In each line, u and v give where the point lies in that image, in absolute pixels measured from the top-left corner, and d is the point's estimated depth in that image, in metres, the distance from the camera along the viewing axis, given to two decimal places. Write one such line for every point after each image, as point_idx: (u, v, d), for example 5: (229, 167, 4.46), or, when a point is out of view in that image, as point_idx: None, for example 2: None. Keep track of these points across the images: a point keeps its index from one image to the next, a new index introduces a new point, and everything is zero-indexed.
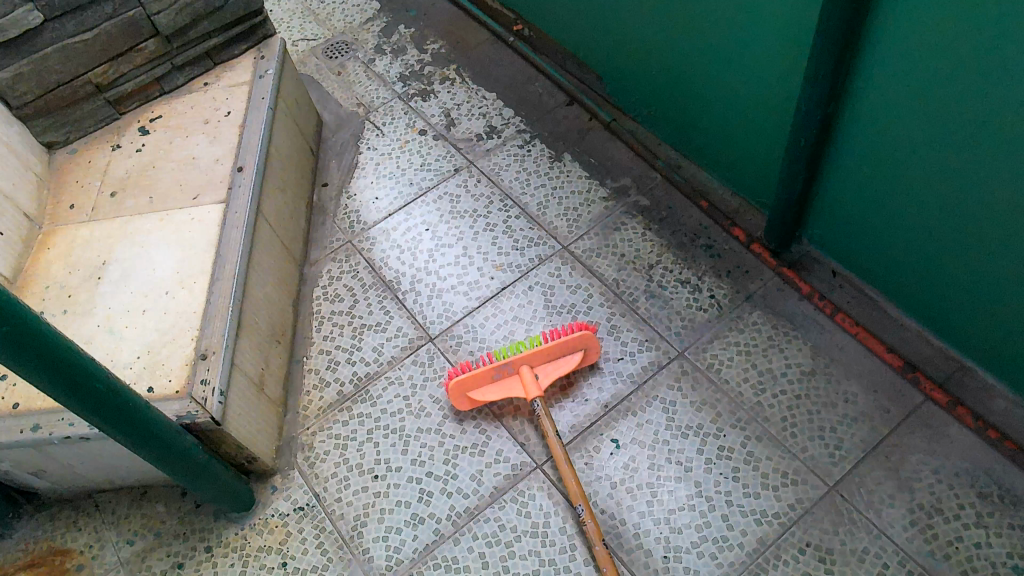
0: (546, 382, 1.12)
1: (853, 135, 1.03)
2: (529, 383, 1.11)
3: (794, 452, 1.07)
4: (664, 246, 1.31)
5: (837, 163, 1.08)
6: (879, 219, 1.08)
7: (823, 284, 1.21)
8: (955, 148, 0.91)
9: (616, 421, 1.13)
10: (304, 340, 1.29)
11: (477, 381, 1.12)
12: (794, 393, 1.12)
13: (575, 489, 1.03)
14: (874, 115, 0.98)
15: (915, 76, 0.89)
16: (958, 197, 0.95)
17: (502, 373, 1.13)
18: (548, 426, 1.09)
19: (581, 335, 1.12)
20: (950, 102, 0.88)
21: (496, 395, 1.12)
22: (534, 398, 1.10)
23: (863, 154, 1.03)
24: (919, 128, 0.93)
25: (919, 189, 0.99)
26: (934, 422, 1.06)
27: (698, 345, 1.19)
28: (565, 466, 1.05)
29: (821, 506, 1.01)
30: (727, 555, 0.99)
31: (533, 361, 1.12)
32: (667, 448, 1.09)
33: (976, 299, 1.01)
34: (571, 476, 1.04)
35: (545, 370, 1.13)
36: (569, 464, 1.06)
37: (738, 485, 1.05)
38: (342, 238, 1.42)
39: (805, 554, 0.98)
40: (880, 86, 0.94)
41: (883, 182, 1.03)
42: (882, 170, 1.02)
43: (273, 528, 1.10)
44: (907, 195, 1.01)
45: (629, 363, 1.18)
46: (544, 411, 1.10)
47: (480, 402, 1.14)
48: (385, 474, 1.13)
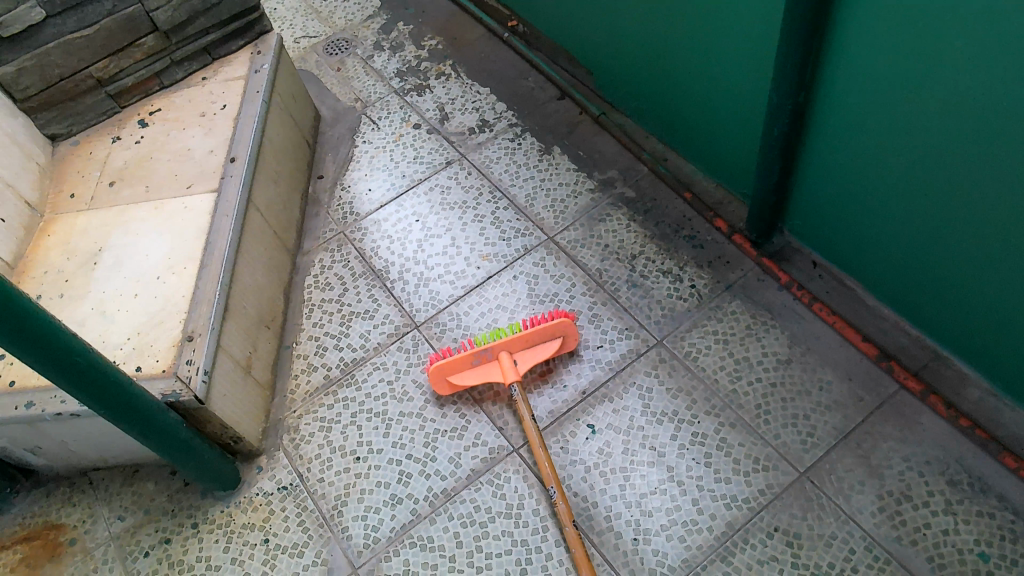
0: (524, 368, 1.14)
1: (827, 124, 1.04)
2: (507, 369, 1.13)
3: (766, 438, 1.08)
4: (647, 237, 1.33)
5: (813, 153, 1.09)
6: (853, 209, 1.09)
7: (804, 274, 1.22)
8: (921, 133, 0.92)
9: (593, 406, 1.15)
10: (294, 326, 1.33)
11: (456, 365, 1.14)
12: (770, 381, 1.13)
13: (548, 473, 1.05)
14: (846, 104, 0.99)
15: (879, 62, 0.90)
16: (930, 185, 0.95)
17: (482, 359, 1.15)
18: (524, 410, 1.11)
19: (560, 322, 1.14)
20: (913, 86, 0.89)
21: (475, 380, 1.14)
22: (511, 382, 1.12)
23: (838, 144, 1.04)
24: (890, 115, 0.94)
25: (892, 178, 1.00)
26: (907, 410, 1.06)
27: (676, 333, 1.20)
28: (540, 449, 1.07)
29: (791, 491, 1.02)
30: (696, 538, 1.01)
31: (512, 347, 1.15)
32: (641, 433, 1.11)
33: (949, 285, 1.01)
34: (545, 459, 1.06)
35: (523, 357, 1.15)
36: (544, 448, 1.08)
37: (710, 470, 1.06)
38: (335, 228, 1.46)
39: (772, 538, 0.99)
40: (849, 75, 0.95)
41: (855, 170, 1.04)
42: (856, 159, 1.03)
43: (258, 507, 1.13)
44: (881, 183, 1.02)
45: (608, 350, 1.20)
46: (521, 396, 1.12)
47: (459, 387, 1.17)
48: (367, 456, 1.16)
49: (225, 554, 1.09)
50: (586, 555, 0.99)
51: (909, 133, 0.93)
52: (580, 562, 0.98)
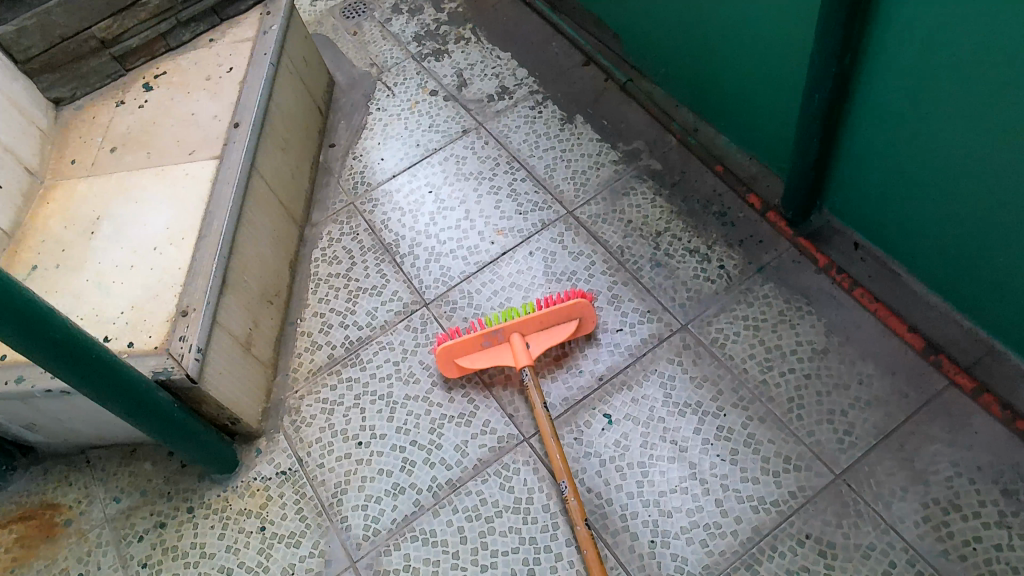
0: (537, 352, 1.07)
1: (869, 90, 0.93)
2: (519, 352, 1.06)
3: (799, 435, 0.99)
4: (674, 213, 1.23)
5: (856, 123, 0.99)
6: (901, 186, 0.99)
7: (844, 256, 1.12)
8: (986, 105, 0.81)
9: (611, 394, 1.07)
10: (299, 302, 1.27)
11: (466, 347, 1.07)
12: (804, 373, 1.04)
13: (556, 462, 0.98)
14: (897, 69, 0.88)
15: (940, 24, 0.79)
16: (982, 163, 0.86)
17: (494, 342, 1.08)
18: (536, 397, 1.04)
19: (575, 301, 1.06)
20: (980, 54, 0.78)
21: (487, 364, 1.07)
22: (523, 367, 1.05)
23: (882, 113, 0.94)
24: (950, 85, 0.83)
25: (947, 153, 0.89)
26: (956, 409, 0.97)
27: (703, 318, 1.11)
28: (550, 438, 1.00)
29: (824, 496, 0.94)
30: (719, 543, 0.92)
31: (526, 329, 1.07)
32: (662, 425, 1.03)
33: (1006, 276, 0.92)
34: (557, 450, 0.99)
35: (537, 339, 1.08)
36: (556, 437, 1.01)
37: (736, 468, 0.98)
38: (344, 200, 1.39)
39: (804, 547, 0.90)
40: (901, 37, 0.85)
41: (905, 143, 0.94)
42: (906, 130, 0.92)
43: (255, 492, 1.08)
44: (933, 159, 0.92)
45: (628, 334, 1.12)
46: (535, 378, 1.05)
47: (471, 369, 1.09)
48: (369, 442, 1.09)
49: (221, 541, 1.04)
50: (598, 557, 0.92)
51: (964, 103, 0.83)
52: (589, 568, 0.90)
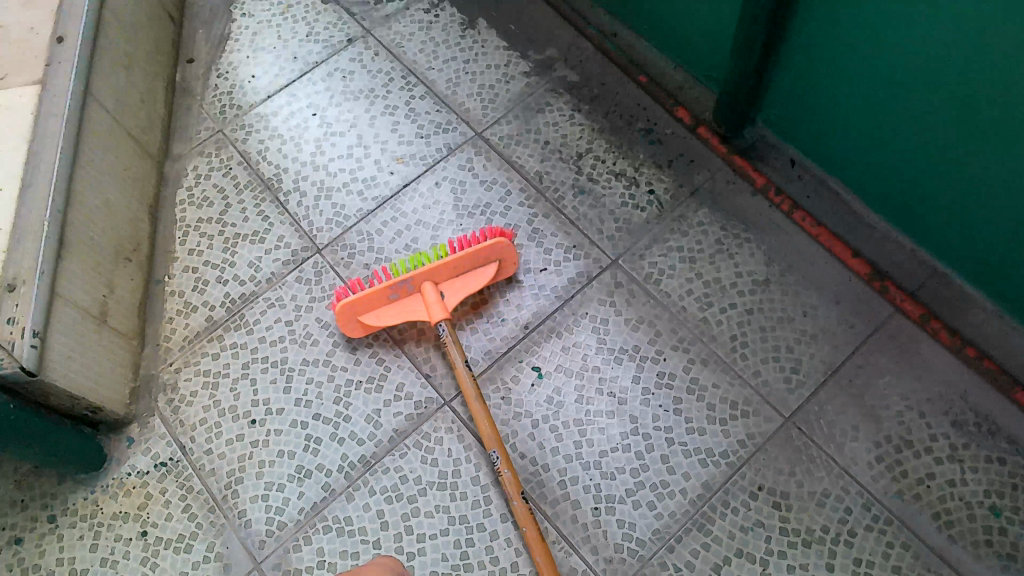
0: (453, 302, 0.93)
1: None
2: (432, 305, 0.91)
3: (745, 378, 0.91)
4: (595, 130, 1.09)
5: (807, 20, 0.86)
6: (850, 96, 0.88)
7: (781, 175, 1.01)
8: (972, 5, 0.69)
9: (539, 343, 0.95)
10: (164, 256, 1.07)
11: (371, 303, 0.92)
12: (746, 308, 0.95)
13: (487, 430, 0.86)
14: None
15: None
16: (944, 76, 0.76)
17: (403, 295, 0.93)
18: (455, 355, 0.90)
19: (493, 243, 0.92)
20: None
21: (397, 320, 0.93)
22: (438, 322, 0.91)
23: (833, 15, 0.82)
24: None
25: (912, 60, 0.78)
26: (904, 338, 0.92)
27: (633, 251, 0.99)
28: (476, 403, 0.88)
29: (775, 442, 0.88)
30: (668, 504, 0.86)
31: (440, 278, 0.93)
32: (597, 376, 0.93)
33: (960, 199, 0.84)
34: (482, 415, 0.87)
35: (453, 288, 0.94)
36: (481, 400, 0.89)
37: (680, 419, 0.90)
38: (211, 127, 1.16)
39: (756, 500, 0.86)
40: None
41: (862, 46, 0.82)
42: (866, 30, 0.80)
43: (130, 491, 0.91)
44: (893, 66, 0.80)
45: (554, 275, 0.99)
46: (455, 333, 0.92)
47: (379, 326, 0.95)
48: (264, 419, 0.94)
49: (94, 553, 0.88)
50: (538, 533, 0.83)
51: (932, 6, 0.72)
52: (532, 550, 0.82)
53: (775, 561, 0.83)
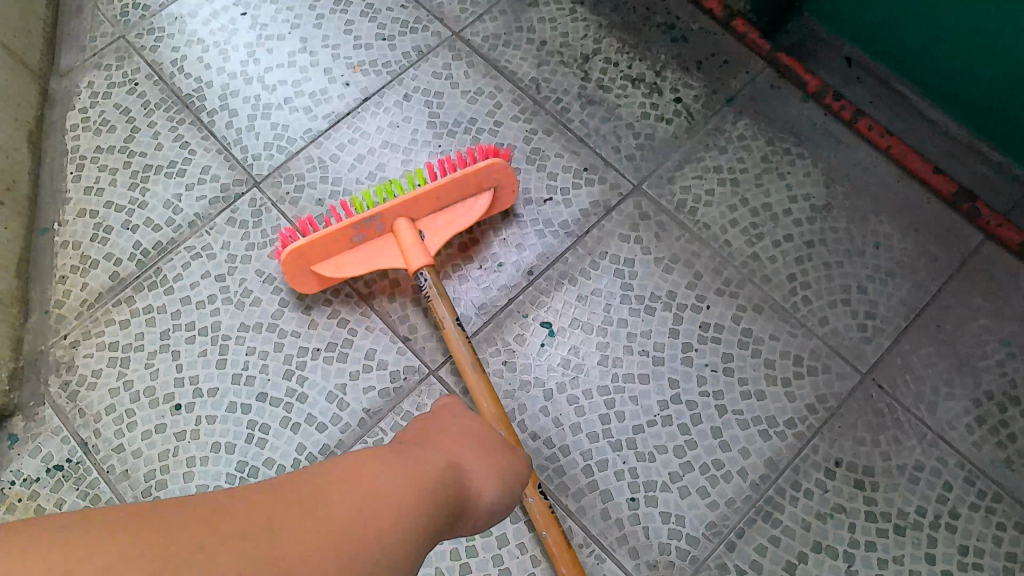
0: (436, 245, 0.72)
1: None
2: (410, 249, 0.70)
3: (809, 327, 0.72)
4: (603, 27, 0.86)
5: None
6: None
7: (836, 77, 0.82)
8: None
9: (548, 293, 0.75)
10: (52, 198, 0.82)
11: (328, 248, 0.70)
12: (804, 240, 0.75)
13: (489, 408, 0.67)
14: None
15: None
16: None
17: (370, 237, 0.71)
18: (444, 312, 0.70)
19: (486, 165, 0.71)
20: None
21: (363, 270, 0.71)
22: (419, 271, 0.70)
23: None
24: None
25: None
26: (1000, 271, 0.74)
27: (660, 172, 0.79)
28: (471, 372, 0.68)
29: (851, 404, 0.70)
30: (724, 490, 0.67)
31: (418, 212, 0.71)
32: (624, 332, 0.73)
33: None
34: (482, 388, 0.67)
35: (434, 226, 0.72)
36: (480, 369, 0.69)
37: (733, 382, 0.71)
38: (110, 32, 0.90)
39: (834, 479, 0.68)
40: None
41: None
42: None
43: (15, 505, 0.69)
44: None
45: (561, 205, 0.78)
46: (442, 283, 0.71)
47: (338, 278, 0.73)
48: (192, 404, 0.72)
49: None
50: (563, 537, 0.64)
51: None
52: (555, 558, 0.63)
53: (862, 555, 0.66)
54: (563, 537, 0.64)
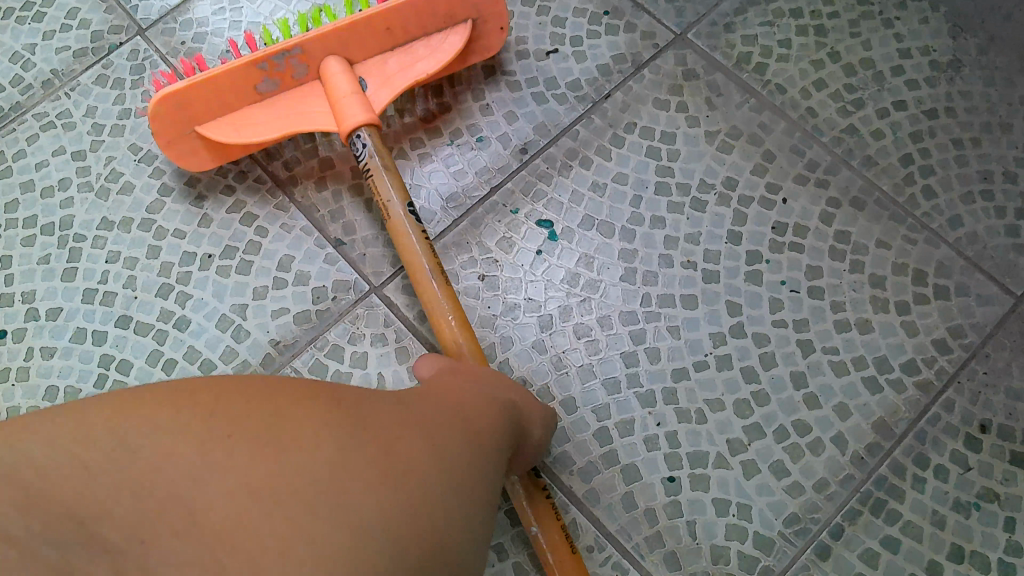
0: (385, 98, 0.47)
1: None
2: (343, 98, 0.46)
3: (935, 229, 0.49)
4: None
5: None
6: None
7: None
8: None
9: (549, 180, 0.51)
10: None
11: (217, 99, 0.46)
12: (924, 109, 0.52)
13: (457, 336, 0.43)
14: None
15: None
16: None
17: (281, 84, 0.47)
18: (393, 195, 0.46)
19: None
20: None
21: (270, 134, 0.47)
22: (356, 131, 0.46)
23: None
24: None
25: None
26: None
27: (715, 16, 0.55)
28: (432, 283, 0.44)
29: (1001, 341, 0.46)
30: (810, 466, 0.44)
31: (354, 50, 0.47)
32: (660, 235, 0.49)
33: None
34: (448, 309, 0.44)
35: (379, 72, 0.48)
36: (446, 278, 0.45)
37: (823, 308, 0.47)
38: None
39: (980, 452, 0.44)
40: None
41: None
42: None
43: None
44: None
45: (571, 59, 0.54)
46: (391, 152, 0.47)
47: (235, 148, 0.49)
48: (24, 332, 0.49)
49: None
50: (569, 539, 0.41)
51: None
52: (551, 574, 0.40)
53: None
54: (568, 539, 0.41)
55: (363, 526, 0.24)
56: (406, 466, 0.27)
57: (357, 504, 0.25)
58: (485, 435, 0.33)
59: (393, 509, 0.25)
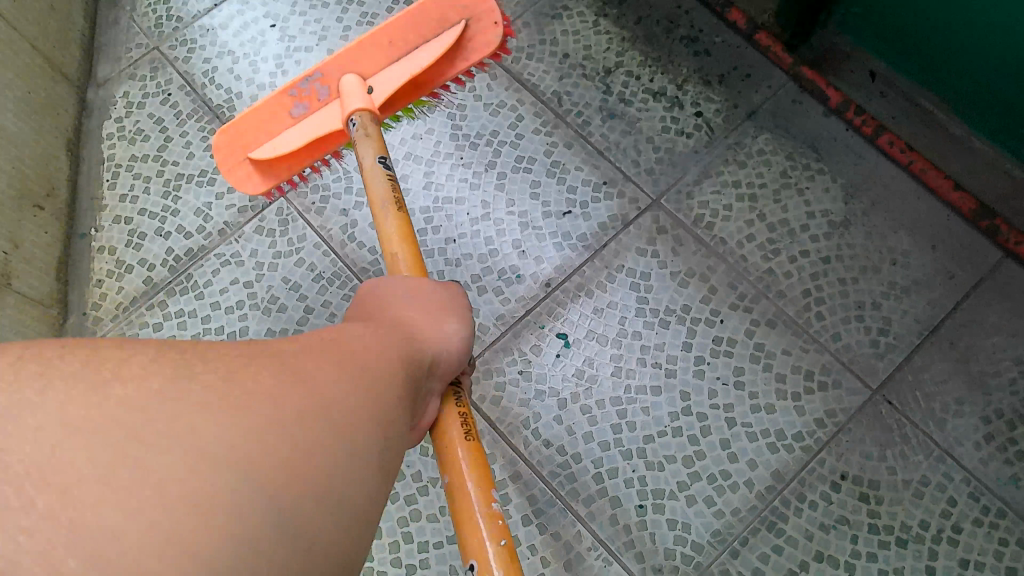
0: (378, 99, 0.68)
1: None
2: (344, 102, 0.67)
3: (821, 342, 0.73)
4: (626, 38, 0.87)
5: None
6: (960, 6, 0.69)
7: (862, 91, 0.82)
8: None
9: (565, 305, 0.76)
10: (91, 202, 0.85)
11: (261, 125, 0.69)
12: (820, 256, 0.77)
13: (400, 248, 0.59)
14: None
15: None
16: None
17: (308, 107, 0.69)
18: (366, 151, 0.65)
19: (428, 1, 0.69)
20: None
21: (298, 140, 0.68)
22: (350, 116, 0.67)
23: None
24: None
25: None
26: (1014, 289, 0.74)
27: (679, 187, 0.80)
28: (384, 208, 0.61)
29: (860, 419, 0.70)
30: (730, 500, 0.68)
31: (362, 68, 0.69)
32: (638, 345, 0.74)
33: None
34: (392, 222, 0.60)
35: (383, 77, 0.69)
36: (399, 207, 0.62)
37: (743, 396, 0.72)
38: (143, 44, 0.94)
39: (840, 492, 0.68)
40: None
41: None
42: None
43: None
44: None
45: (581, 219, 0.79)
46: (376, 127, 0.67)
47: (279, 163, 0.71)
48: None
49: None
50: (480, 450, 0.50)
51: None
52: (448, 458, 0.49)
53: (864, 564, 0.66)
54: (466, 430, 0.50)
55: (245, 501, 0.28)
56: (299, 467, 0.31)
57: (236, 491, 0.28)
58: (374, 449, 0.36)
59: (269, 495, 0.29)
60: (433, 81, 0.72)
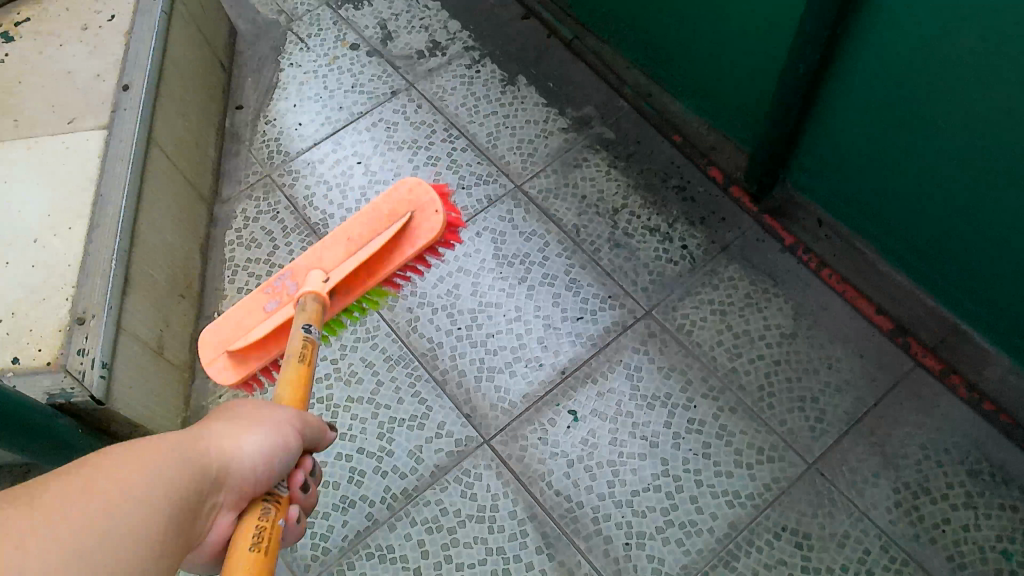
0: (331, 283, 0.85)
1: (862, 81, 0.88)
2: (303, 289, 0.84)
3: (771, 425, 0.96)
4: (630, 186, 1.15)
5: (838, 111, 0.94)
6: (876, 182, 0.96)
7: (809, 234, 1.07)
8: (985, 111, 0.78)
9: (575, 388, 1.00)
10: (215, 292, 1.12)
11: (239, 321, 0.85)
12: (773, 359, 1.00)
13: (284, 391, 0.71)
14: (897, 63, 0.83)
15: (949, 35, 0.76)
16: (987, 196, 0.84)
17: (280, 302, 0.86)
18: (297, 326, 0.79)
19: (395, 186, 0.90)
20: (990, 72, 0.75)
21: (265, 327, 0.83)
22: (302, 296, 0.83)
23: (880, 123, 0.90)
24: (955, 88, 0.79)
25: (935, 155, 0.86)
26: (924, 390, 0.96)
27: (667, 303, 1.05)
28: (290, 360, 0.74)
29: (799, 485, 0.92)
30: (696, 541, 0.89)
31: (323, 265, 0.86)
32: (630, 421, 0.97)
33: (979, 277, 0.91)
34: (295, 373, 0.73)
35: (337, 271, 0.85)
36: (303, 362, 0.74)
37: (709, 463, 0.94)
38: (259, 171, 1.23)
39: (780, 540, 0.89)
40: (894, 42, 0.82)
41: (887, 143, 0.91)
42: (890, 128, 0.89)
43: None
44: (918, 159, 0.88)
45: (590, 323, 1.04)
46: (316, 307, 0.82)
47: (249, 356, 0.85)
48: None
49: None
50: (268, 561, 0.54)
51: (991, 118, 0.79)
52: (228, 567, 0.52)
53: None
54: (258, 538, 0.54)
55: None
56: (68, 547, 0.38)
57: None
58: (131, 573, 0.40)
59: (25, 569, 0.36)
60: (383, 270, 0.88)
